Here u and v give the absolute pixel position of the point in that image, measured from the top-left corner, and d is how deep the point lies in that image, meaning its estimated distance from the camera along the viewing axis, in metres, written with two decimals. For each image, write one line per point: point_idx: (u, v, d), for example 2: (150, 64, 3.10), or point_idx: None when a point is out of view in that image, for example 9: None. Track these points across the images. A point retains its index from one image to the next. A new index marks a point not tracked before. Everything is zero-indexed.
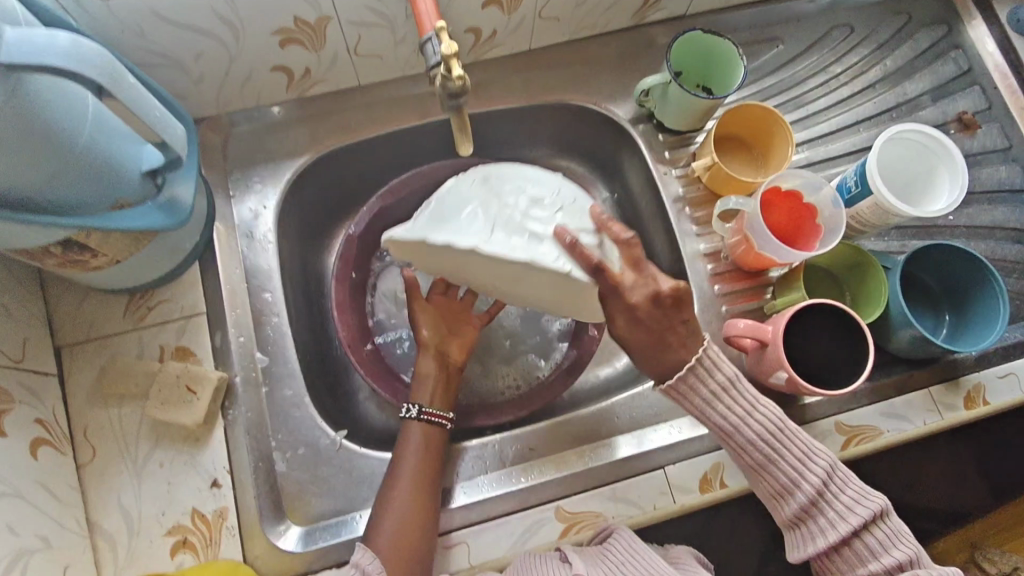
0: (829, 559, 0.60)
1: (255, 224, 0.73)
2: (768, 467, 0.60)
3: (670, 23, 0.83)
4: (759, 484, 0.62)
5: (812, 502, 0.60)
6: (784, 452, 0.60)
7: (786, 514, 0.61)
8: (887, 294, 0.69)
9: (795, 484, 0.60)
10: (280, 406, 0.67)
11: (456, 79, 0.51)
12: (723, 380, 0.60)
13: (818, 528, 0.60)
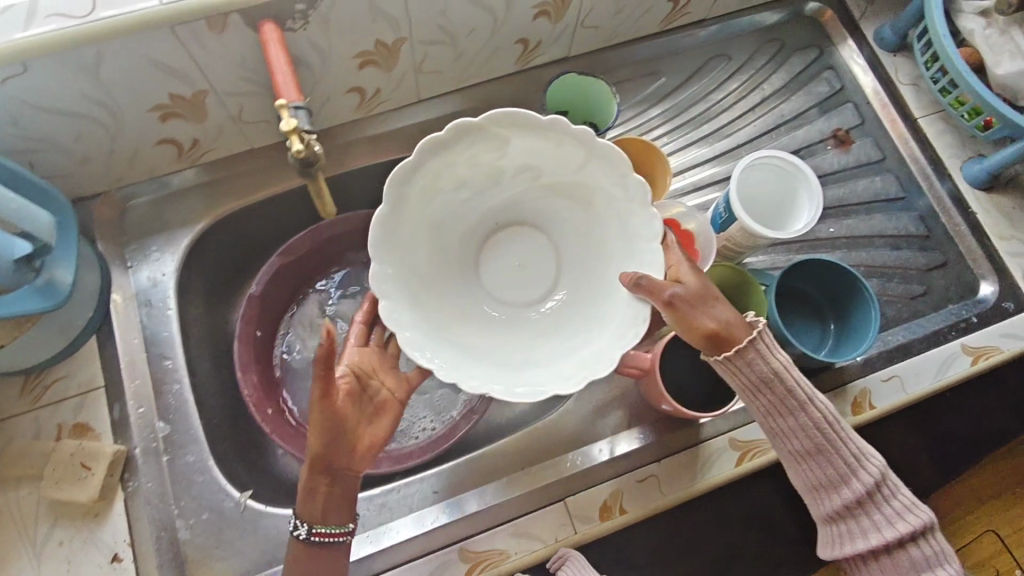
0: (862, 560, 0.63)
1: (153, 292, 0.74)
2: (826, 457, 0.63)
3: (554, 65, 0.87)
4: (808, 472, 0.64)
5: (865, 500, 0.62)
6: (842, 447, 0.63)
7: (830, 509, 0.64)
8: (765, 312, 0.73)
9: (847, 481, 0.63)
10: (183, 472, 0.68)
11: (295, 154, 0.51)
12: (781, 364, 0.62)
13: (852, 532, 0.63)
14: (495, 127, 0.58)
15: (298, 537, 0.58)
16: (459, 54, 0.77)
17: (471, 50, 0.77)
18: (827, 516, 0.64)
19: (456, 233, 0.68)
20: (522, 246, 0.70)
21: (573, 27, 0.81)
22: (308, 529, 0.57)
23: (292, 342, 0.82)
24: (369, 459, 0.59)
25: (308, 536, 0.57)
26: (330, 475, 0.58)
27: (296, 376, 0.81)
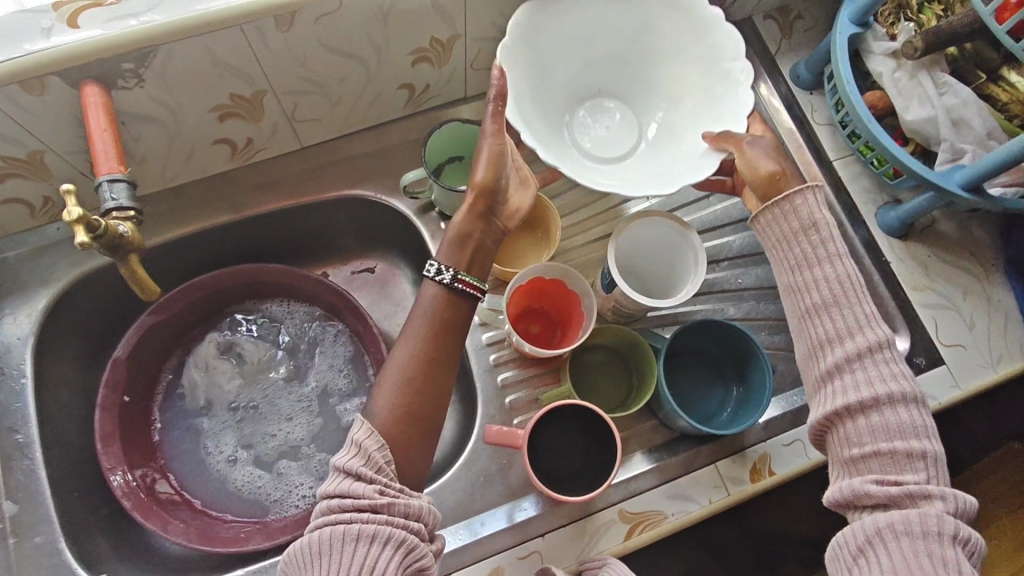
0: (840, 430, 0.59)
1: (7, 358, 0.69)
2: (832, 312, 0.60)
3: (450, 108, 0.83)
4: (807, 325, 0.62)
5: (858, 356, 0.59)
6: (851, 304, 0.60)
7: (825, 364, 0.60)
8: (655, 379, 0.69)
9: (853, 335, 0.59)
10: (30, 555, 0.64)
11: (82, 247, 0.47)
12: (818, 222, 0.62)
13: (849, 406, 0.57)
14: None
15: (433, 279, 0.62)
16: (335, 101, 0.74)
17: (350, 97, 0.75)
18: (823, 372, 0.60)
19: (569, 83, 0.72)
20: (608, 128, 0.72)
21: (461, 70, 0.78)
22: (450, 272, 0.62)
23: (173, 400, 0.78)
24: (516, 221, 0.67)
25: (446, 282, 0.62)
26: (481, 221, 0.65)
27: (176, 438, 0.77)
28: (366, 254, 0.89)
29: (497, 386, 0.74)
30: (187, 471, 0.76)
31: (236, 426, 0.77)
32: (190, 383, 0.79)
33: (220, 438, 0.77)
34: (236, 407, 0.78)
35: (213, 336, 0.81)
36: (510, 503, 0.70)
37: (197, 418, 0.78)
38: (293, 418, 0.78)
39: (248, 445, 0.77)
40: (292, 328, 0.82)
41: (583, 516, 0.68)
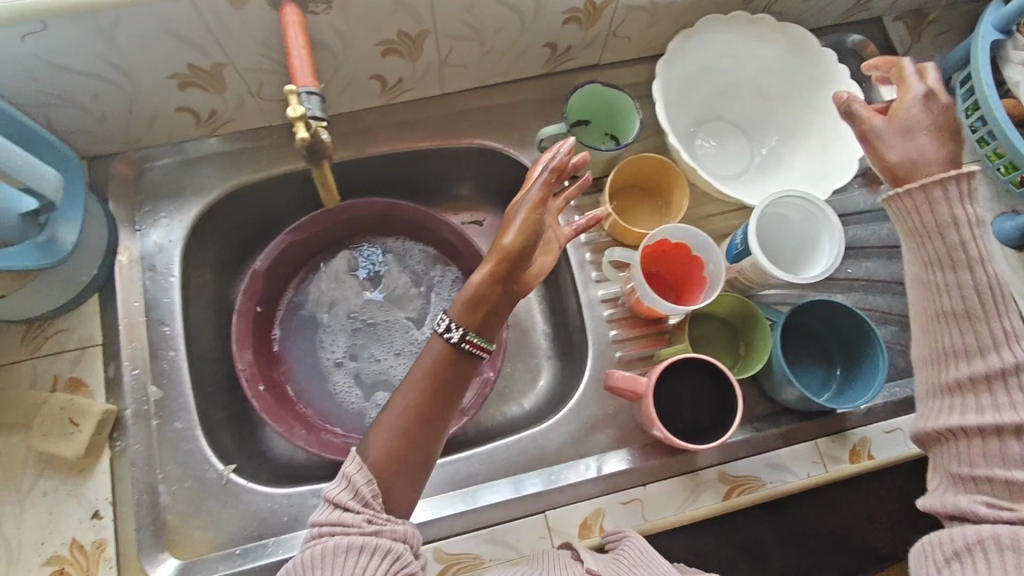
0: (954, 445, 0.55)
1: (158, 256, 0.74)
2: (970, 323, 0.55)
3: (584, 71, 0.85)
4: (932, 332, 0.58)
5: (992, 371, 0.53)
6: (994, 314, 0.54)
7: (950, 376, 0.56)
8: (769, 348, 0.71)
9: (987, 349, 0.54)
10: (170, 439, 0.69)
11: (306, 140, 0.52)
12: (971, 216, 0.55)
13: (964, 424, 0.54)
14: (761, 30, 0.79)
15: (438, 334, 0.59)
16: (486, 50, 0.76)
17: (500, 48, 0.76)
18: (944, 384, 0.56)
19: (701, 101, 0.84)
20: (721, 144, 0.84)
21: (605, 34, 0.79)
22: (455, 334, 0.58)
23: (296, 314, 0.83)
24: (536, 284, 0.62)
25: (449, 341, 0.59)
26: (500, 284, 0.60)
27: (295, 347, 0.82)
28: (479, 206, 0.92)
29: (608, 340, 0.77)
30: (303, 378, 0.81)
31: (353, 347, 0.82)
32: (316, 300, 0.84)
33: (337, 356, 0.82)
34: (355, 330, 0.83)
35: (341, 261, 0.85)
36: (613, 452, 0.73)
37: (318, 332, 0.83)
38: (405, 350, 0.82)
39: (362, 367, 0.81)
40: (414, 265, 0.86)
41: (683, 472, 0.72)
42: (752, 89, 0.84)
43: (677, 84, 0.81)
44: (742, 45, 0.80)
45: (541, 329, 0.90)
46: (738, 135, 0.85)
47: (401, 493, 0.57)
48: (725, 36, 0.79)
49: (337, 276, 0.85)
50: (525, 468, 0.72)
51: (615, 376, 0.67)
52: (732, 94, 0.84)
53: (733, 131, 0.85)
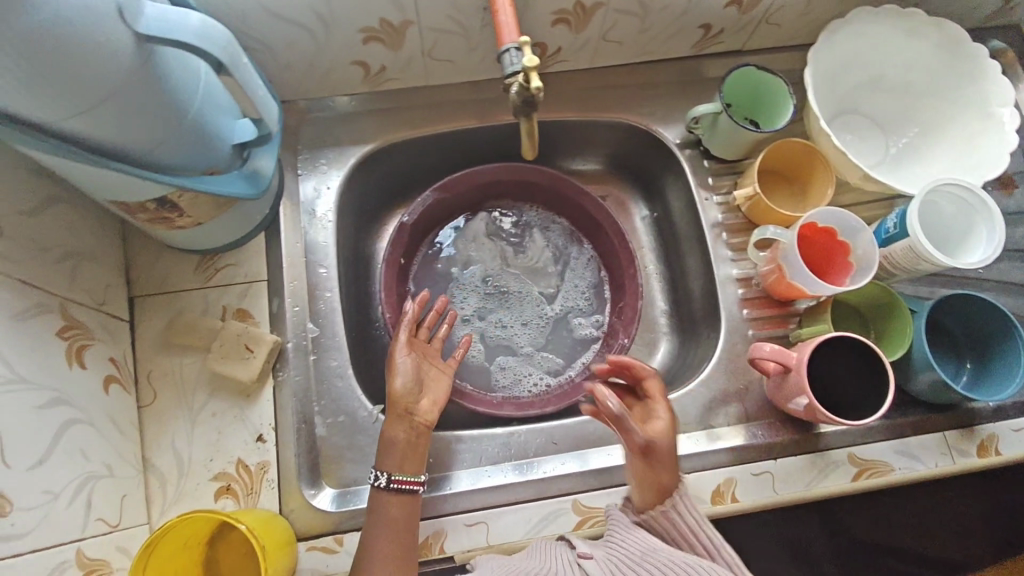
0: None
1: (317, 202, 0.78)
2: None
3: (726, 56, 0.87)
4: None
5: None
6: None
7: None
8: (909, 338, 0.73)
9: None
10: (326, 374, 0.72)
11: (535, 92, 0.53)
12: None
13: None
14: (915, 23, 0.78)
15: (377, 486, 0.62)
16: (645, 28, 0.77)
17: (659, 26, 0.78)
18: None
19: (843, 92, 0.83)
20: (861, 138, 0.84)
21: (758, 21, 0.80)
22: (384, 477, 0.62)
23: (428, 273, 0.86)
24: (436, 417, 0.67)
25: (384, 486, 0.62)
26: (403, 425, 0.65)
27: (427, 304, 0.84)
28: (604, 181, 0.94)
29: (740, 318, 0.79)
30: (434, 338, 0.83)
31: (482, 307, 0.84)
32: (452, 257, 0.86)
33: (466, 313, 0.83)
34: (487, 291, 0.84)
35: (481, 224, 0.88)
36: (742, 427, 0.75)
37: (449, 293, 0.85)
38: (532, 318, 0.84)
39: (488, 326, 0.83)
40: (550, 238, 0.88)
41: (813, 451, 0.73)
42: (897, 84, 0.83)
43: (822, 75, 0.81)
44: (891, 39, 0.79)
45: (660, 306, 0.91)
46: (877, 131, 0.84)
47: (397, 545, 0.60)
48: (875, 28, 0.78)
49: (475, 237, 0.87)
50: None
51: (762, 351, 0.68)
52: (875, 88, 0.84)
53: (872, 126, 0.85)
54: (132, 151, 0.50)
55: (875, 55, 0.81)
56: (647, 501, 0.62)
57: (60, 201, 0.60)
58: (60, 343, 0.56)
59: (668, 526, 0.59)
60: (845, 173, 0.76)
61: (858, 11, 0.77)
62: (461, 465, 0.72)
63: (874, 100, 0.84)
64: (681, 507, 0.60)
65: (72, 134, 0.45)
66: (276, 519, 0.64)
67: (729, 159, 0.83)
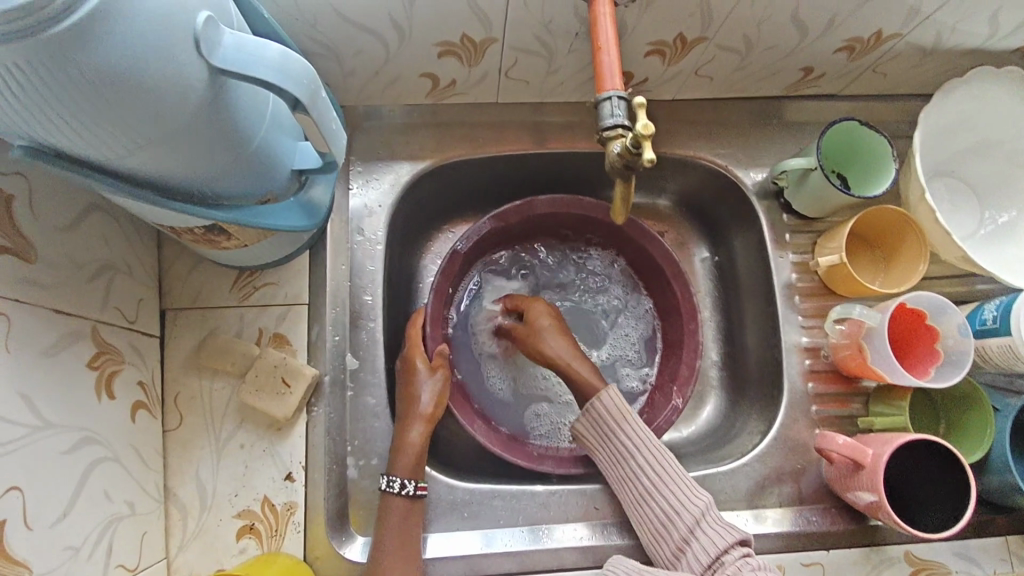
0: None
1: (366, 220, 0.73)
2: None
3: (819, 100, 0.80)
4: None
5: None
6: None
7: None
8: (989, 439, 0.67)
9: None
10: (361, 415, 0.69)
11: (647, 164, 0.45)
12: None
13: None
14: None
15: (397, 494, 0.62)
16: (744, 66, 0.70)
17: (759, 64, 0.71)
18: None
19: (946, 154, 0.77)
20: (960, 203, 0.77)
21: (864, 69, 0.73)
22: (414, 486, 0.62)
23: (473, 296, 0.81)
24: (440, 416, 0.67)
25: (413, 495, 0.62)
26: (423, 428, 0.65)
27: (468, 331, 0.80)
28: (666, 218, 0.88)
29: (802, 391, 0.74)
30: (472, 370, 0.78)
31: None
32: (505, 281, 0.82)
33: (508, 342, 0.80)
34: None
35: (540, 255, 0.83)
36: (793, 509, 0.70)
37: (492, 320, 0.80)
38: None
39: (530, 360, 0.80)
40: (609, 280, 0.83)
41: (868, 545, 0.69)
42: (1009, 152, 0.76)
43: (927, 134, 0.74)
44: (1011, 104, 0.72)
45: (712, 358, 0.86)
46: (976, 200, 0.77)
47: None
48: (996, 90, 0.71)
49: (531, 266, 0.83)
50: None
51: (835, 442, 0.65)
52: (981, 153, 0.76)
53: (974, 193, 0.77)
54: (188, 186, 0.44)
55: (990, 118, 0.74)
56: (604, 413, 0.66)
57: (99, 211, 0.54)
58: (91, 374, 0.51)
59: (622, 444, 0.65)
60: (943, 252, 0.71)
61: (982, 70, 0.70)
62: (496, 521, 0.68)
63: (978, 166, 0.77)
64: (634, 422, 0.66)
65: (127, 171, 0.40)
66: (301, 567, 0.60)
67: (810, 217, 0.77)
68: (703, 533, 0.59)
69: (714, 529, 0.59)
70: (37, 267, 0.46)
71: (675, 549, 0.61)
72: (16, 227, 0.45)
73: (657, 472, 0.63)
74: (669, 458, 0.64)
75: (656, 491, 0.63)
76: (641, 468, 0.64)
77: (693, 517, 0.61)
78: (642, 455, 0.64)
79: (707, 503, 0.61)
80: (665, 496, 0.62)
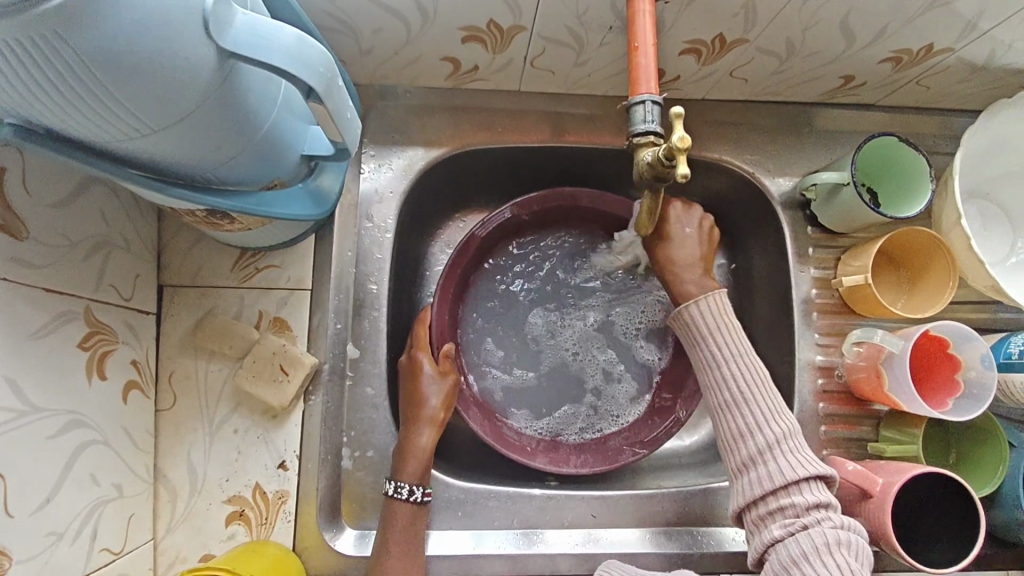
0: None
1: (376, 205, 0.70)
2: None
3: (855, 109, 0.76)
4: None
5: None
6: None
7: None
8: (1002, 474, 0.65)
9: None
10: (360, 404, 0.67)
11: (679, 179, 0.42)
12: None
13: None
14: None
15: (405, 499, 0.61)
16: (782, 69, 0.67)
17: (796, 69, 0.67)
18: None
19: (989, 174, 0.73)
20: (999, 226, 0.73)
21: (907, 81, 0.70)
22: (422, 492, 0.61)
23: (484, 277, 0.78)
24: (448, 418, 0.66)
25: (421, 501, 0.62)
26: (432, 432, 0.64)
27: (477, 312, 0.77)
28: None
29: (813, 410, 0.72)
30: (476, 353, 0.76)
31: (531, 322, 0.78)
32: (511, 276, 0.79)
33: (517, 339, 0.77)
34: (544, 318, 0.78)
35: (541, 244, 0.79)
36: None
37: (500, 301, 0.78)
38: (588, 352, 0.77)
39: (541, 357, 0.77)
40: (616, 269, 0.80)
41: None
42: None
43: (970, 152, 0.71)
44: None
45: None
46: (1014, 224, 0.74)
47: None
48: None
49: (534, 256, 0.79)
50: (702, 521, 0.69)
51: (843, 468, 0.63)
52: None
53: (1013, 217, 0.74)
54: (192, 172, 0.42)
55: None
56: (698, 317, 0.60)
57: (96, 185, 0.52)
58: (81, 356, 0.50)
59: (710, 347, 0.59)
60: (971, 279, 0.68)
61: None
62: (489, 521, 0.67)
63: None
64: (734, 331, 0.59)
65: (129, 155, 0.38)
66: (290, 558, 0.59)
67: (836, 232, 0.74)
68: (782, 456, 0.52)
69: (789, 458, 0.52)
70: (28, 245, 0.44)
71: (738, 463, 0.55)
72: (8, 205, 0.43)
73: (750, 387, 0.56)
74: (763, 374, 0.57)
75: (740, 399, 0.56)
76: (727, 373, 0.57)
77: (774, 438, 0.53)
78: (731, 359, 0.57)
79: (793, 428, 0.54)
80: (748, 404, 0.55)
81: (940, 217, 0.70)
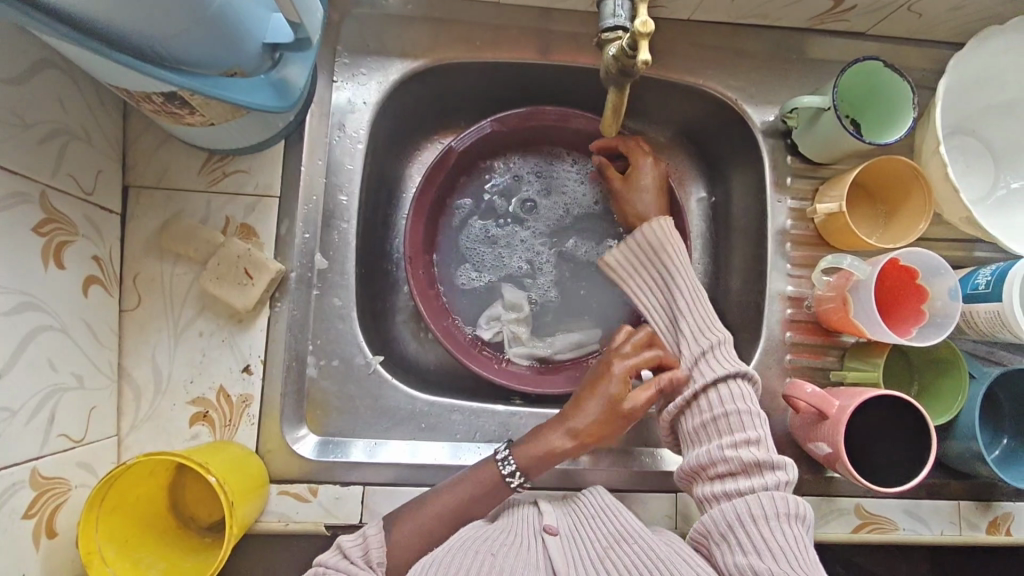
0: None
1: (349, 115, 0.69)
2: None
3: (844, 38, 0.74)
4: None
5: None
6: None
7: None
8: (960, 404, 0.66)
9: None
10: (327, 314, 0.67)
11: (639, 66, 0.42)
12: None
13: None
14: None
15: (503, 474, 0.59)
16: None
17: None
18: None
19: (974, 106, 0.71)
20: (973, 157, 0.72)
21: (898, 5, 0.68)
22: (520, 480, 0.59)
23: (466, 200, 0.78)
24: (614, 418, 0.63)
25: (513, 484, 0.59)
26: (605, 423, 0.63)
27: (456, 233, 0.77)
28: (665, 151, 0.83)
29: (781, 339, 0.72)
30: (451, 275, 0.77)
31: (501, 244, 0.77)
32: (504, 189, 0.78)
33: (486, 253, 0.77)
34: (510, 236, 0.78)
35: (516, 165, 0.79)
36: None
37: (478, 222, 0.78)
38: (544, 280, 0.77)
39: (507, 272, 0.77)
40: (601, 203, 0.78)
41: (821, 495, 0.70)
42: None
43: (955, 83, 0.69)
44: None
45: None
46: (986, 159, 0.72)
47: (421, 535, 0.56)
48: None
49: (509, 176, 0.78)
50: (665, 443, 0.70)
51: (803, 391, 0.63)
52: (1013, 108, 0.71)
53: (983, 153, 0.72)
54: (138, 41, 0.41)
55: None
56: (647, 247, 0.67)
57: (50, 68, 0.51)
58: (37, 240, 0.49)
59: (667, 259, 0.66)
60: (946, 211, 0.67)
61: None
62: (454, 435, 0.68)
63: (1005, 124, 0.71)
64: (671, 252, 0.66)
65: (65, 9, 0.37)
66: (252, 458, 0.60)
67: (816, 162, 0.73)
68: (708, 362, 0.60)
69: (714, 360, 0.60)
70: None
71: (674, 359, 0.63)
72: None
73: (694, 295, 0.64)
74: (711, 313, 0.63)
75: (688, 306, 0.63)
76: (675, 266, 0.65)
77: (705, 341, 0.61)
78: (675, 285, 0.65)
79: (723, 337, 0.61)
80: (695, 309, 0.63)
81: (920, 148, 0.69)
